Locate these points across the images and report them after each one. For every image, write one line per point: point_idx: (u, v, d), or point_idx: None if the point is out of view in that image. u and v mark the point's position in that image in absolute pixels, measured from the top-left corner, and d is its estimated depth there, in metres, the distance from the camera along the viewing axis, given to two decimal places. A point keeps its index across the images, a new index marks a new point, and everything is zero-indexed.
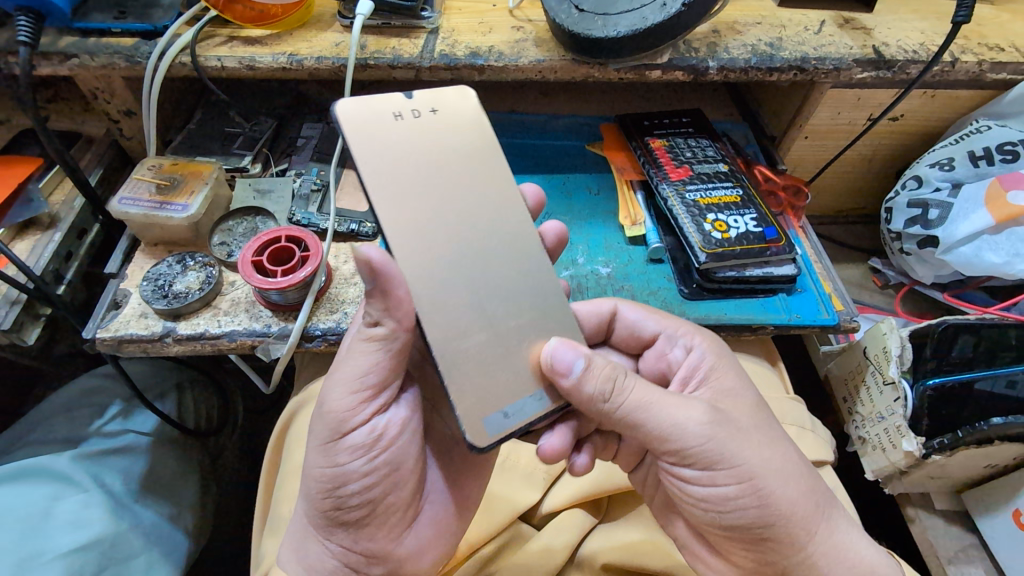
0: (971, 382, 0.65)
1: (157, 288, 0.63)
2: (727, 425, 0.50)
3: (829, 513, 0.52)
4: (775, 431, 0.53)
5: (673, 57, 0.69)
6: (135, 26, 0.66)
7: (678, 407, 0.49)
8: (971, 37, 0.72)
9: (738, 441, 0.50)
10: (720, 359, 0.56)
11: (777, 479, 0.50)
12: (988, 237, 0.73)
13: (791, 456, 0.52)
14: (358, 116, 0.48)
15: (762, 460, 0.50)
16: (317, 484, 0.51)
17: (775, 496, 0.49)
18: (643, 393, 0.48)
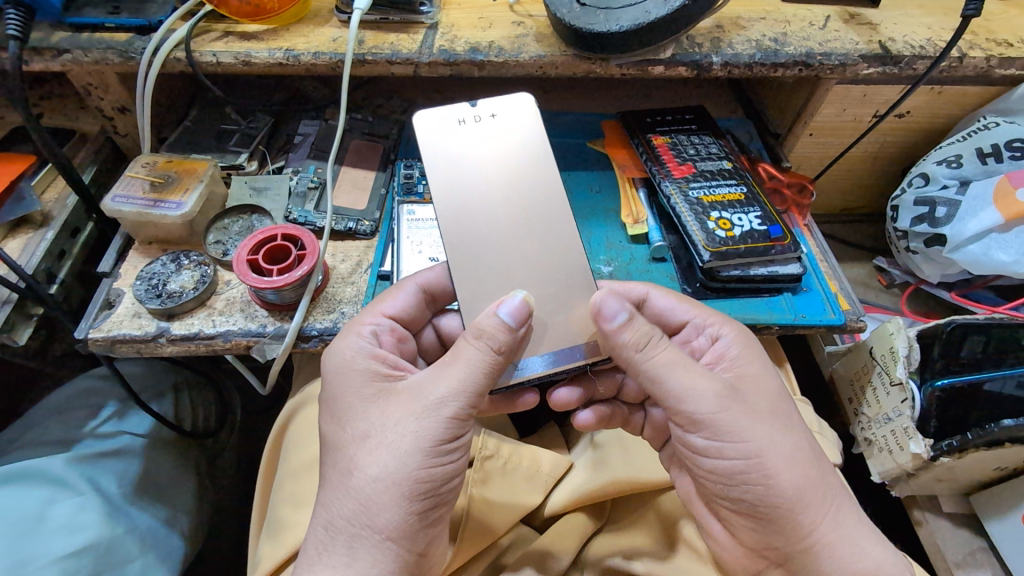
0: (980, 382, 0.63)
1: (150, 287, 0.62)
2: (742, 401, 0.49)
3: (841, 504, 0.50)
4: (792, 418, 0.51)
5: (676, 52, 0.68)
6: (129, 21, 0.65)
7: (698, 376, 0.49)
8: (979, 32, 0.71)
9: (750, 417, 0.49)
10: (748, 347, 0.55)
11: (785, 461, 0.48)
12: (997, 235, 0.72)
13: (806, 446, 0.50)
14: (429, 127, 0.54)
15: (773, 440, 0.49)
16: (403, 468, 0.45)
17: (782, 478, 0.48)
18: (670, 356, 0.49)
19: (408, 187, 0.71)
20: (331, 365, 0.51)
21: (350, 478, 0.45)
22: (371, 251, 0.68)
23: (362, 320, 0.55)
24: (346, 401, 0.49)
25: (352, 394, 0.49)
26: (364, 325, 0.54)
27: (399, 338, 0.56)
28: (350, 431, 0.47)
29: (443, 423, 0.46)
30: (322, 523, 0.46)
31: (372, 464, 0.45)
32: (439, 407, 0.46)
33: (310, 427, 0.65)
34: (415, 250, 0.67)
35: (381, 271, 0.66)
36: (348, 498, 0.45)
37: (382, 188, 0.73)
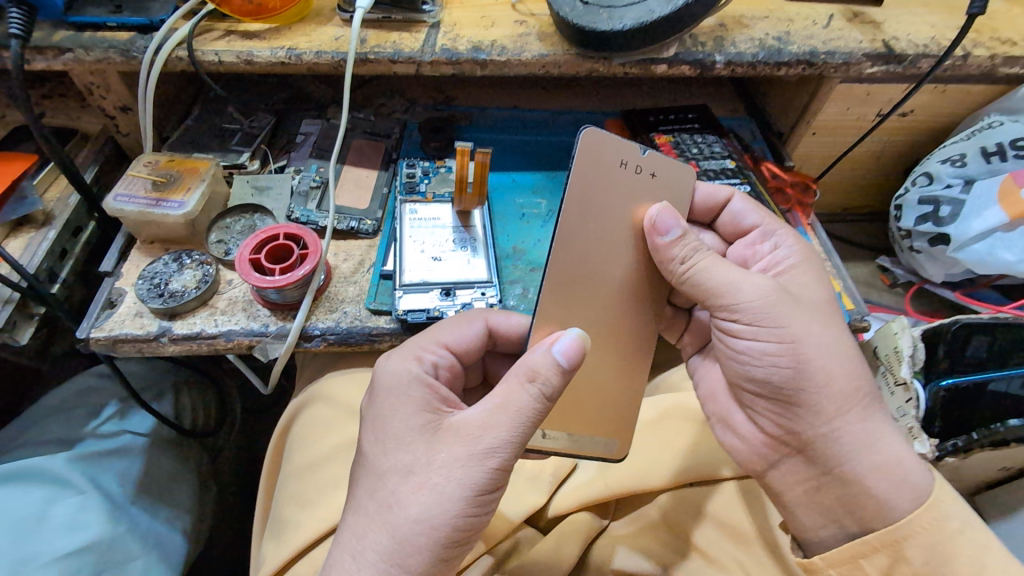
0: (986, 382, 0.62)
1: (152, 287, 0.62)
2: (781, 301, 0.49)
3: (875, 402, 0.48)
4: (837, 321, 0.50)
5: (679, 51, 0.67)
6: (130, 20, 0.65)
7: (740, 276, 0.49)
8: (983, 31, 0.71)
9: (793, 311, 0.49)
10: (806, 258, 0.55)
11: (822, 352, 0.48)
12: (1001, 235, 0.71)
13: (849, 343, 0.49)
14: (592, 157, 0.47)
15: (809, 332, 0.48)
16: (442, 512, 0.44)
17: (814, 369, 0.48)
18: (711, 259, 0.49)
19: (411, 186, 0.71)
20: (381, 385, 0.50)
21: (388, 513, 0.44)
22: (374, 250, 0.68)
23: (425, 344, 0.53)
24: (390, 426, 0.47)
25: (398, 426, 0.47)
26: (425, 352, 0.52)
27: (453, 372, 0.55)
28: (393, 460, 0.46)
29: (487, 474, 0.44)
30: (350, 552, 0.44)
31: (412, 503, 0.44)
32: (486, 458, 0.44)
33: (312, 428, 0.64)
34: (417, 249, 0.66)
35: (384, 270, 0.65)
36: (384, 532, 0.44)
37: (385, 187, 0.72)
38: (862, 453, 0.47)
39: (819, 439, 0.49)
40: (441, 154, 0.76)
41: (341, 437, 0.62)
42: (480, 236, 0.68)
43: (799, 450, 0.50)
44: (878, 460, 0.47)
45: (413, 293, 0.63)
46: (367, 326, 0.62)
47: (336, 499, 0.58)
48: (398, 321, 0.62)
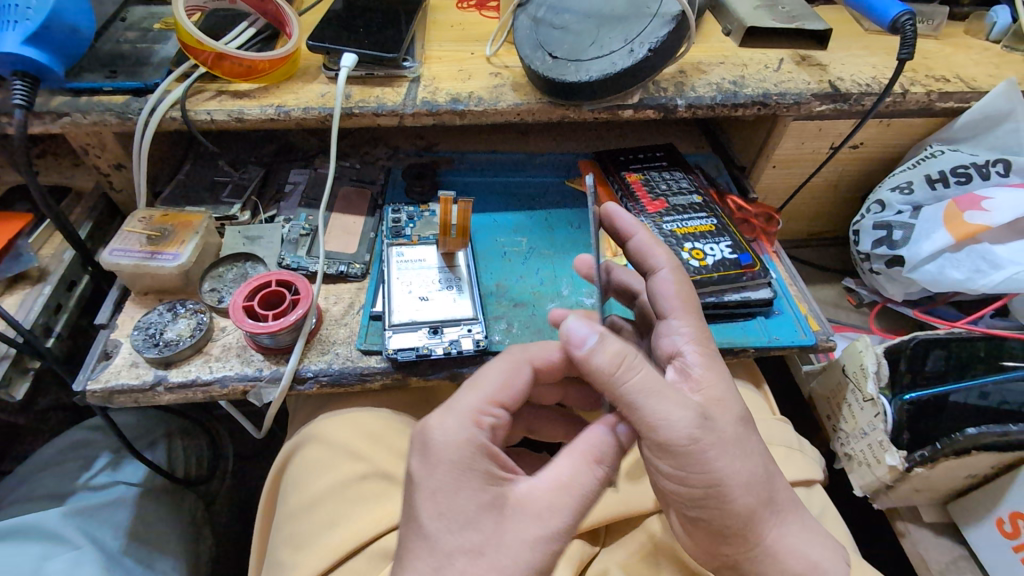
0: (947, 395, 0.67)
1: (147, 337, 0.63)
2: (718, 445, 0.49)
3: (793, 516, 0.56)
4: (754, 447, 0.53)
5: (643, 97, 0.73)
6: (125, 84, 0.69)
7: (673, 405, 0.48)
8: (919, 70, 0.77)
9: (719, 452, 0.49)
10: (710, 361, 0.56)
11: (740, 488, 0.51)
12: (949, 255, 0.76)
13: (758, 470, 0.53)
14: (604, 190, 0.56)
15: (730, 478, 0.50)
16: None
17: (731, 509, 0.52)
18: (642, 380, 0.48)
19: (397, 230, 0.75)
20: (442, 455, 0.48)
21: None
22: (363, 293, 0.71)
23: (479, 406, 0.51)
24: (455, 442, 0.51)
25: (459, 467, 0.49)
26: (483, 414, 0.51)
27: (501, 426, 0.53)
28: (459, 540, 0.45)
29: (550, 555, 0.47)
30: None
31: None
32: (547, 540, 0.47)
33: (305, 470, 0.65)
34: (406, 290, 0.68)
35: (373, 311, 0.68)
36: None
37: (371, 232, 0.76)
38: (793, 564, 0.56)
39: (744, 562, 0.55)
40: (425, 198, 0.80)
41: (334, 477, 0.63)
42: (465, 276, 0.71)
43: (732, 569, 0.57)
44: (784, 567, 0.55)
45: (402, 333, 0.65)
46: (358, 366, 0.64)
47: (332, 538, 0.59)
48: (388, 360, 0.65)
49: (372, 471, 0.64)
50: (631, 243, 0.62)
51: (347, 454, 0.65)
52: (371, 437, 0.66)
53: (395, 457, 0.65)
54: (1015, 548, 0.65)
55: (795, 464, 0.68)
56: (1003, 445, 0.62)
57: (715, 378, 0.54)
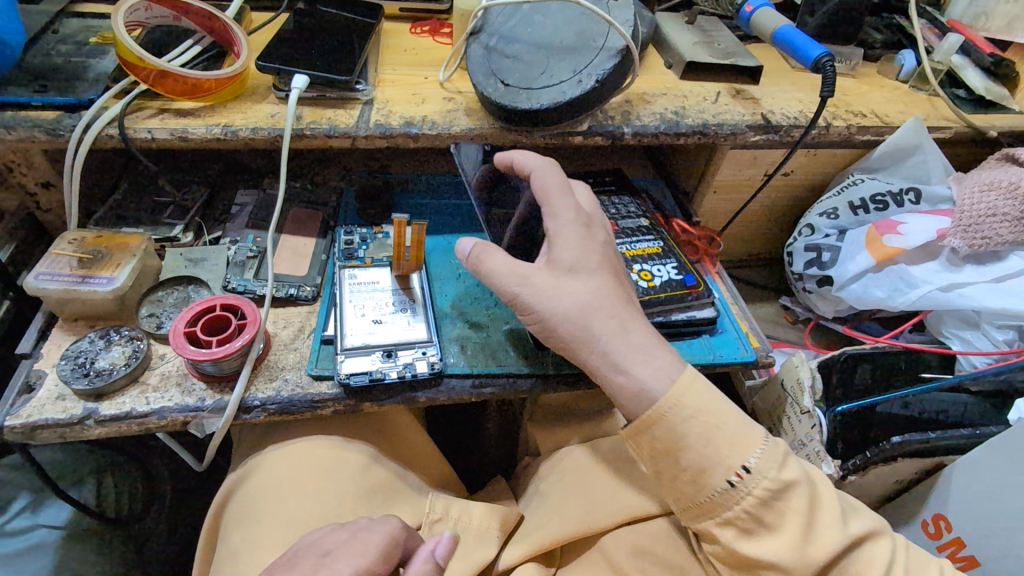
0: (874, 405, 0.71)
1: (76, 367, 0.59)
2: (550, 281, 0.57)
3: (609, 337, 0.57)
4: (553, 295, 0.57)
5: (592, 124, 0.75)
6: (57, 100, 0.66)
7: (504, 267, 0.58)
8: (840, 105, 0.84)
9: (540, 296, 0.57)
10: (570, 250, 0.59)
11: (560, 318, 0.57)
12: (872, 275, 0.82)
13: (563, 312, 0.57)
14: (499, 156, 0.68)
15: (551, 308, 0.57)
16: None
17: (558, 327, 0.57)
18: (496, 257, 0.59)
19: (349, 252, 0.73)
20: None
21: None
22: (314, 317, 0.69)
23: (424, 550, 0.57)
24: None
25: (367, 557, 0.51)
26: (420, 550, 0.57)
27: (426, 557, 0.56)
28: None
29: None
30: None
31: None
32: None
33: (251, 504, 0.62)
34: (357, 314, 0.67)
35: (324, 335, 0.66)
36: None
37: (323, 254, 0.74)
38: (711, 434, 0.54)
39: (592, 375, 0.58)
40: (379, 220, 0.79)
41: (282, 510, 0.61)
42: (419, 298, 0.71)
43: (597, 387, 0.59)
44: (706, 418, 0.54)
45: (355, 357, 0.64)
46: (309, 393, 0.62)
47: None
48: (340, 386, 0.63)
49: (323, 504, 0.61)
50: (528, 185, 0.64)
51: (298, 485, 0.62)
52: (324, 467, 0.63)
53: (348, 488, 0.63)
54: (939, 547, 0.69)
55: None
56: (925, 451, 0.67)
57: (580, 228, 0.61)
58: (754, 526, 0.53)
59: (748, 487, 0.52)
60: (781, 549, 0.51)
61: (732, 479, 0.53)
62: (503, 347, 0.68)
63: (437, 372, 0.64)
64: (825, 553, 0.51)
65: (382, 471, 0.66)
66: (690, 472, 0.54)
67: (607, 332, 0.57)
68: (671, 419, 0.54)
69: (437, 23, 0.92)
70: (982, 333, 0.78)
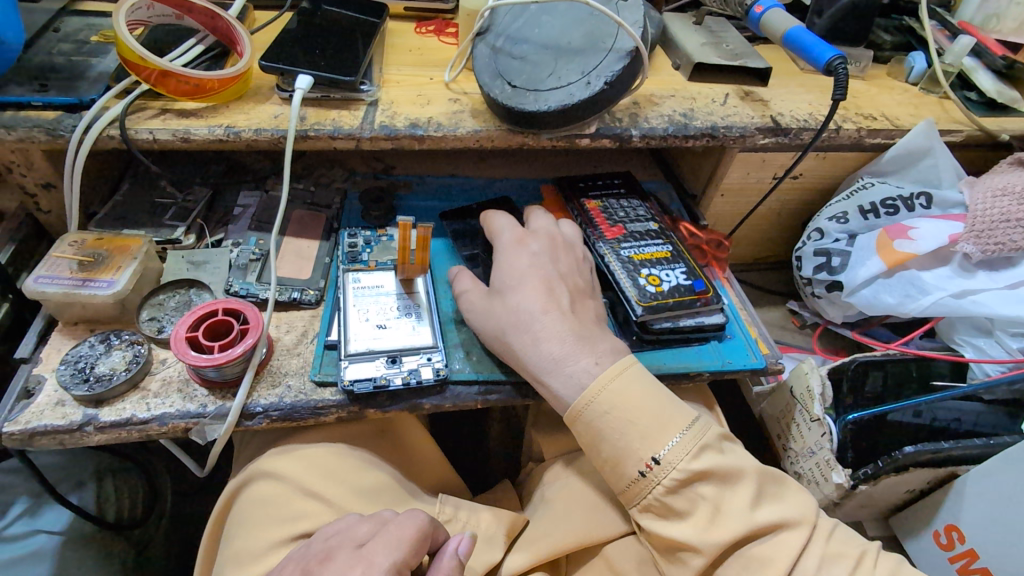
0: (885, 413, 0.70)
1: (76, 372, 0.59)
2: (482, 298, 0.63)
3: (546, 352, 0.58)
4: (490, 316, 0.62)
5: (600, 127, 0.74)
6: (57, 100, 0.65)
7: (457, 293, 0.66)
8: (850, 108, 0.83)
9: (481, 317, 0.62)
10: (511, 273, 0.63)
11: (498, 337, 0.61)
12: (882, 280, 0.81)
13: (498, 331, 0.61)
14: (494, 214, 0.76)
15: (488, 327, 0.62)
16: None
17: (500, 347, 0.61)
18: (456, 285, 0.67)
19: (353, 255, 0.72)
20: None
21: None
22: (317, 321, 0.68)
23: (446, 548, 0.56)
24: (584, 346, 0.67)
25: (402, 549, 0.53)
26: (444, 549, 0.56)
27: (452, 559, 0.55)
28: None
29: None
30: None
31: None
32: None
33: (254, 511, 0.61)
34: (362, 319, 0.66)
35: (328, 340, 0.65)
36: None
37: (327, 257, 0.73)
38: (627, 426, 0.54)
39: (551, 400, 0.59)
40: (383, 222, 0.78)
41: (286, 519, 0.59)
42: (424, 302, 0.69)
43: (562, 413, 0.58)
44: (620, 410, 0.55)
45: (359, 363, 0.63)
46: (312, 400, 0.61)
47: None
48: (343, 393, 0.62)
49: (330, 513, 0.60)
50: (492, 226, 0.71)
51: (301, 491, 0.61)
52: (328, 474, 0.62)
53: (352, 495, 0.62)
54: (951, 559, 0.68)
55: None
56: (936, 462, 0.66)
57: (513, 247, 0.66)
58: (666, 510, 0.54)
59: (660, 477, 0.53)
60: (687, 531, 0.53)
61: (644, 469, 0.54)
62: None
63: (442, 379, 0.63)
64: (728, 535, 0.52)
65: (385, 476, 0.65)
66: (610, 463, 0.55)
67: (540, 349, 0.58)
68: (588, 416, 0.56)
69: (442, 23, 0.91)
70: (995, 340, 0.77)
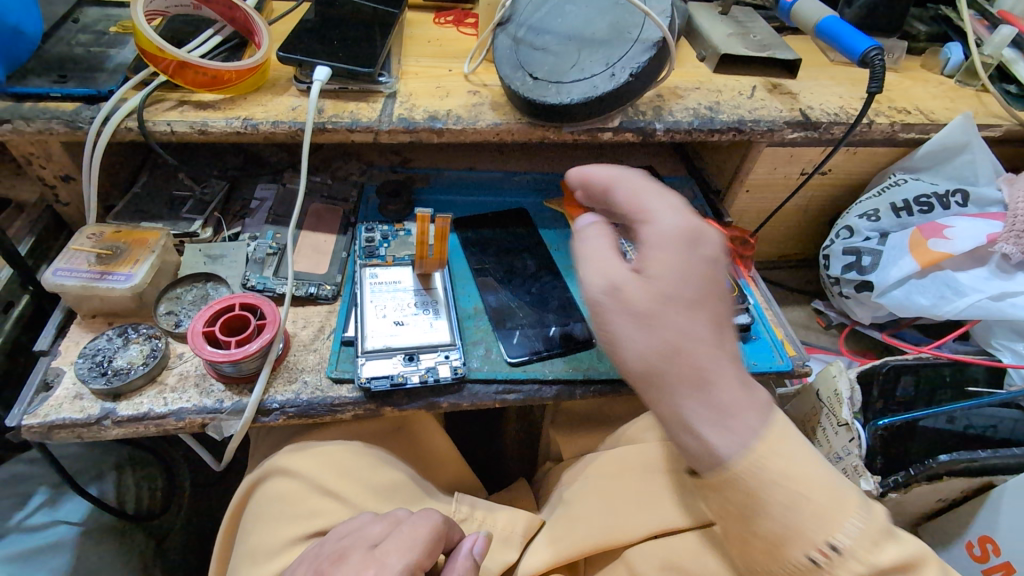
0: (917, 420, 0.68)
1: (94, 366, 0.58)
2: (633, 298, 0.49)
3: (710, 387, 0.47)
4: (657, 321, 0.48)
5: (623, 120, 0.72)
6: (75, 91, 0.64)
7: (594, 274, 0.51)
8: (883, 101, 0.80)
9: (630, 321, 0.49)
10: (677, 270, 0.50)
11: (648, 357, 0.48)
12: (915, 281, 0.78)
13: (653, 352, 0.48)
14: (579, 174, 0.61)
15: (627, 335, 0.49)
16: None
17: (642, 373, 0.49)
18: (591, 266, 0.52)
19: (370, 250, 0.71)
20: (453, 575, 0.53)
21: None
22: (334, 317, 0.67)
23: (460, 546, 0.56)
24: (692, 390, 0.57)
25: (416, 551, 0.52)
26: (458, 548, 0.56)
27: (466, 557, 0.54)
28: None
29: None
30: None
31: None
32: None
33: (270, 506, 0.61)
34: (379, 315, 0.65)
35: (344, 336, 0.64)
36: None
37: (344, 251, 0.72)
38: (799, 502, 0.45)
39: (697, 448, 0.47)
40: (401, 217, 0.77)
41: (301, 516, 0.59)
42: (442, 299, 0.68)
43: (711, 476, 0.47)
44: (801, 491, 0.45)
45: (376, 360, 0.62)
46: (329, 397, 0.61)
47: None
48: (360, 390, 0.61)
49: (345, 511, 0.60)
50: (614, 193, 0.56)
51: (317, 489, 0.61)
52: (343, 471, 0.61)
53: (367, 493, 0.61)
54: (985, 571, 0.65)
55: None
56: (973, 471, 0.63)
57: (677, 241, 0.51)
58: None
59: (836, 568, 0.44)
60: None
61: (817, 558, 0.44)
62: (526, 351, 0.66)
63: (460, 377, 0.62)
64: None
65: (400, 474, 0.64)
66: (765, 540, 0.46)
67: (728, 386, 0.48)
68: (754, 480, 0.45)
69: (460, 13, 0.89)
70: None
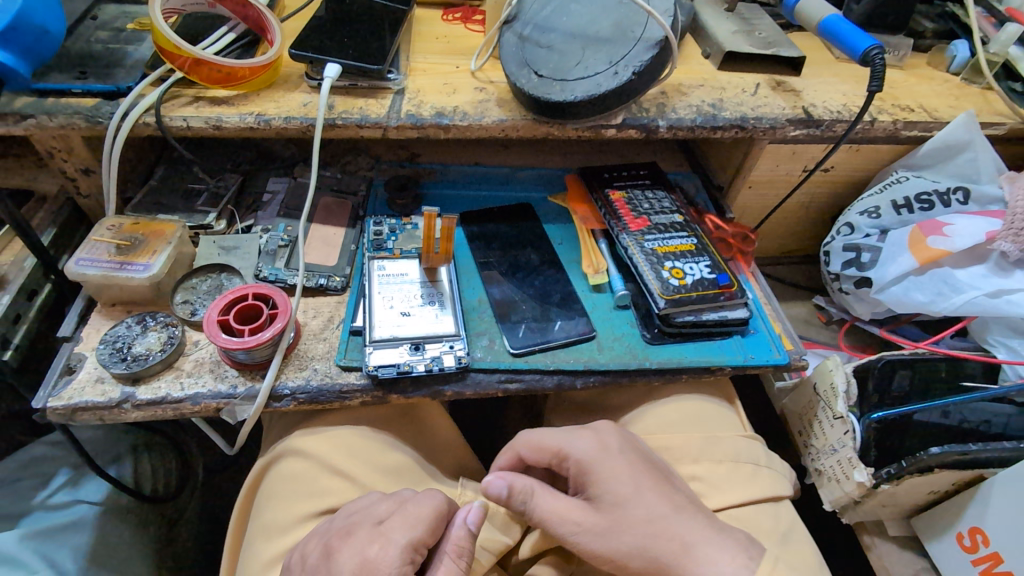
0: (911, 414, 0.69)
1: (115, 351, 0.61)
2: (608, 531, 0.56)
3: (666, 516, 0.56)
4: (626, 519, 0.56)
5: (626, 117, 0.73)
6: (96, 87, 0.67)
7: (564, 506, 0.59)
8: (886, 99, 0.81)
9: (616, 538, 0.56)
10: (626, 485, 0.58)
11: (623, 542, 0.56)
12: (914, 278, 0.79)
13: (630, 539, 0.56)
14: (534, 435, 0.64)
15: (612, 542, 0.56)
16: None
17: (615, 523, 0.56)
18: (552, 494, 0.59)
19: (378, 243, 0.73)
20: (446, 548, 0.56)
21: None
22: (343, 307, 0.69)
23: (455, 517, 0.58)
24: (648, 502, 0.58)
25: (418, 529, 0.54)
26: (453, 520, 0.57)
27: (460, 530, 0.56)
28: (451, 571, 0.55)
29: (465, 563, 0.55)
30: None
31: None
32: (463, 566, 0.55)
33: (282, 485, 0.63)
34: (386, 306, 0.67)
35: (353, 326, 0.66)
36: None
37: (353, 244, 0.75)
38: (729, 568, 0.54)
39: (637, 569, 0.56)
40: (408, 211, 0.79)
41: (312, 495, 0.62)
42: (447, 291, 0.70)
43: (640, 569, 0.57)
44: None
45: (383, 349, 0.64)
46: (338, 383, 0.63)
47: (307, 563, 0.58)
48: (368, 377, 0.63)
49: (354, 491, 0.63)
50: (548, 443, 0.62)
51: (327, 470, 0.63)
52: (353, 453, 0.64)
53: (376, 474, 0.64)
54: (974, 561, 0.67)
55: (760, 482, 0.66)
56: (963, 464, 0.65)
57: (596, 461, 0.60)
58: None
59: None
60: None
61: None
62: (529, 342, 0.68)
63: (464, 366, 0.64)
64: None
65: (408, 457, 0.66)
66: None
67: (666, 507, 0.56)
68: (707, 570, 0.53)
69: (468, 10, 0.91)
70: None
